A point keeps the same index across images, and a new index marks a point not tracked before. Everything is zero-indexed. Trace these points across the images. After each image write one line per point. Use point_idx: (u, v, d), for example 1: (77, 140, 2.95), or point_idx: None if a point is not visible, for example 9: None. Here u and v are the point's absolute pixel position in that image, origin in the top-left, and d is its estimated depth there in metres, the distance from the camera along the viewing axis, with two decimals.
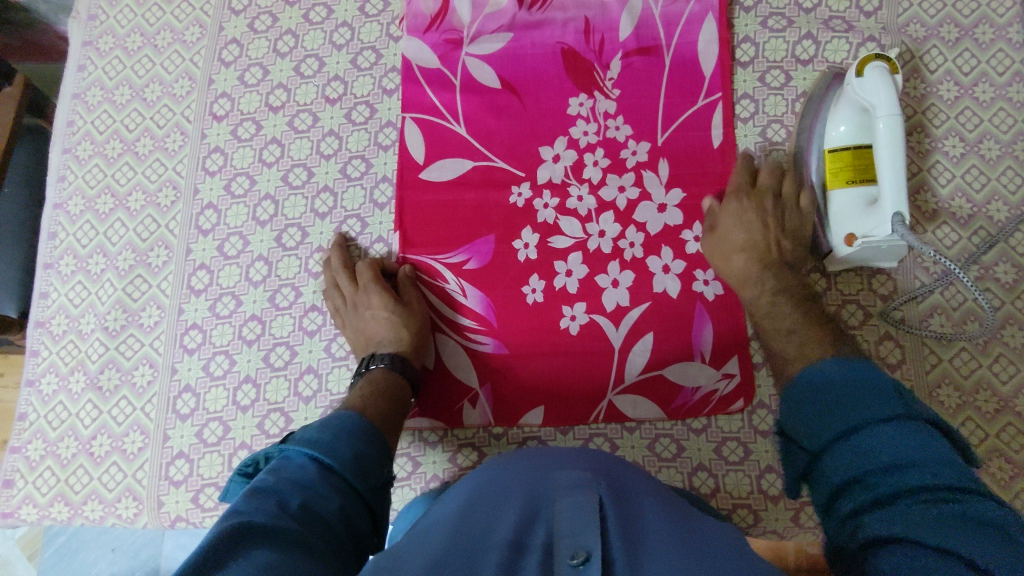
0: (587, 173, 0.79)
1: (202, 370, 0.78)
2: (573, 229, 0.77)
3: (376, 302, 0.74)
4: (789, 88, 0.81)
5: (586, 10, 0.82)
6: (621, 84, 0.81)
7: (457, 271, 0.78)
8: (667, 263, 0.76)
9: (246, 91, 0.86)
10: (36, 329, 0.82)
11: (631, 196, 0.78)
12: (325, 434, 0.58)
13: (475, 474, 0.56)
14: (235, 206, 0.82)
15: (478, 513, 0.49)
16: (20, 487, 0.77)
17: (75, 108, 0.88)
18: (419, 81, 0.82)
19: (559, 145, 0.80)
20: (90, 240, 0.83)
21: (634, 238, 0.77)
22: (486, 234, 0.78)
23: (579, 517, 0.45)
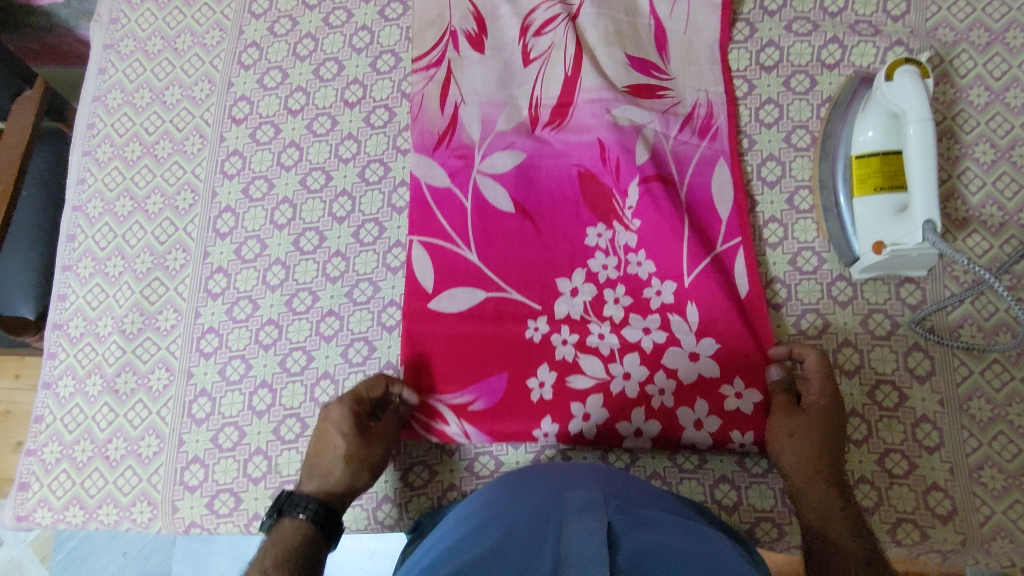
0: (607, 310, 0.73)
1: (218, 374, 0.78)
2: (594, 368, 0.71)
3: (330, 431, 0.68)
4: (814, 92, 0.80)
5: (600, 131, 0.78)
6: (641, 215, 0.76)
7: (462, 414, 0.71)
8: (701, 417, 0.69)
9: (265, 94, 0.85)
10: (54, 331, 0.82)
11: (658, 339, 0.72)
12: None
13: (482, 511, 0.53)
14: (253, 209, 0.82)
15: (486, 540, 0.46)
16: (35, 490, 0.77)
17: (96, 111, 0.88)
18: (426, 203, 0.77)
19: (577, 278, 0.74)
20: (108, 243, 0.83)
21: (663, 385, 0.71)
22: (497, 372, 0.72)
23: (590, 541, 0.42)
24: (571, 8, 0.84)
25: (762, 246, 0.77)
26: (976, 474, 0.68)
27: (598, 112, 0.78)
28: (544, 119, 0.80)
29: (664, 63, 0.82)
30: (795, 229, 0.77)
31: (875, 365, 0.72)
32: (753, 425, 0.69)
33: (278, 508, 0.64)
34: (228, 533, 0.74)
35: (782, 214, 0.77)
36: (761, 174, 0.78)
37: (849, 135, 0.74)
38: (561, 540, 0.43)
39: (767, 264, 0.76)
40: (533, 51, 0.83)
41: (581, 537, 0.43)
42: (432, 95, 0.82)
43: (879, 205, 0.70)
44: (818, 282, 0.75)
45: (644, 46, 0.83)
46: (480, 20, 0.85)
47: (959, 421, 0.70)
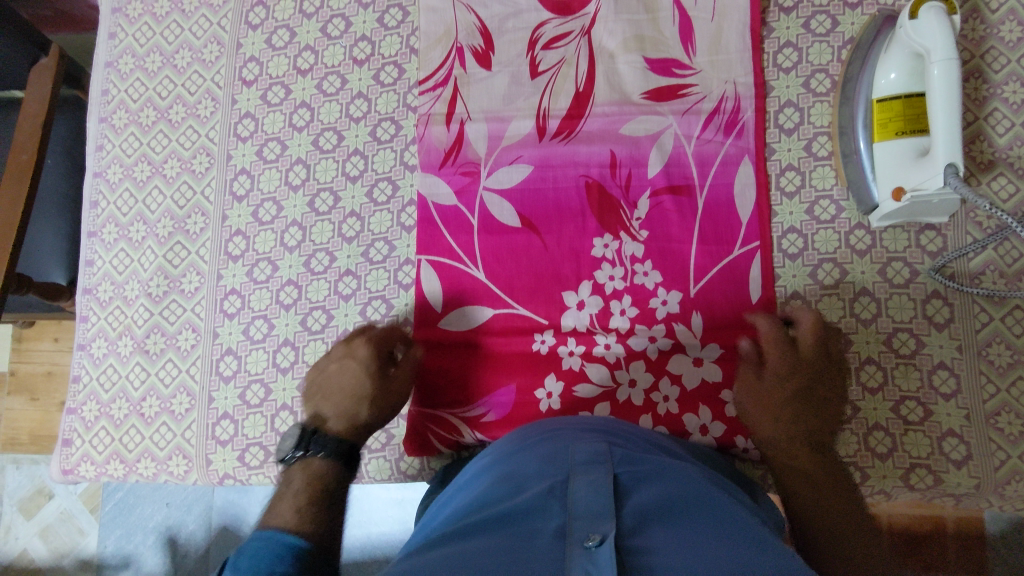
0: (614, 321, 0.74)
1: (242, 334, 0.80)
2: (600, 377, 0.73)
3: (354, 375, 0.69)
4: (835, 34, 0.77)
5: (612, 143, 0.77)
6: (648, 226, 0.75)
7: (474, 425, 0.74)
8: (706, 422, 0.71)
9: (274, 55, 0.85)
10: (84, 296, 0.85)
11: (663, 347, 0.73)
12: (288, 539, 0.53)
13: (493, 469, 0.54)
14: (267, 171, 0.83)
15: (496, 497, 0.47)
16: (77, 446, 0.81)
17: (109, 77, 0.89)
18: (433, 222, 0.78)
19: (584, 289, 0.75)
20: (130, 208, 0.85)
21: (668, 392, 0.72)
22: (507, 384, 0.74)
23: (597, 497, 0.42)
24: (587, 17, 0.79)
25: (776, 195, 0.75)
26: (993, 420, 0.68)
27: (610, 128, 0.77)
28: (553, 129, 0.78)
29: (689, 55, 0.77)
30: (813, 177, 0.75)
31: (892, 314, 0.71)
32: None
33: (304, 443, 0.65)
34: (260, 483, 0.78)
35: (800, 162, 0.76)
36: (778, 121, 0.76)
37: (871, 78, 0.72)
38: (568, 498, 0.43)
39: (783, 215, 0.75)
40: (542, 65, 0.79)
41: (588, 493, 0.43)
42: (438, 116, 0.80)
43: (899, 150, 0.68)
44: (836, 231, 0.74)
45: (666, 43, 0.78)
46: (489, 34, 0.80)
47: (977, 367, 0.69)
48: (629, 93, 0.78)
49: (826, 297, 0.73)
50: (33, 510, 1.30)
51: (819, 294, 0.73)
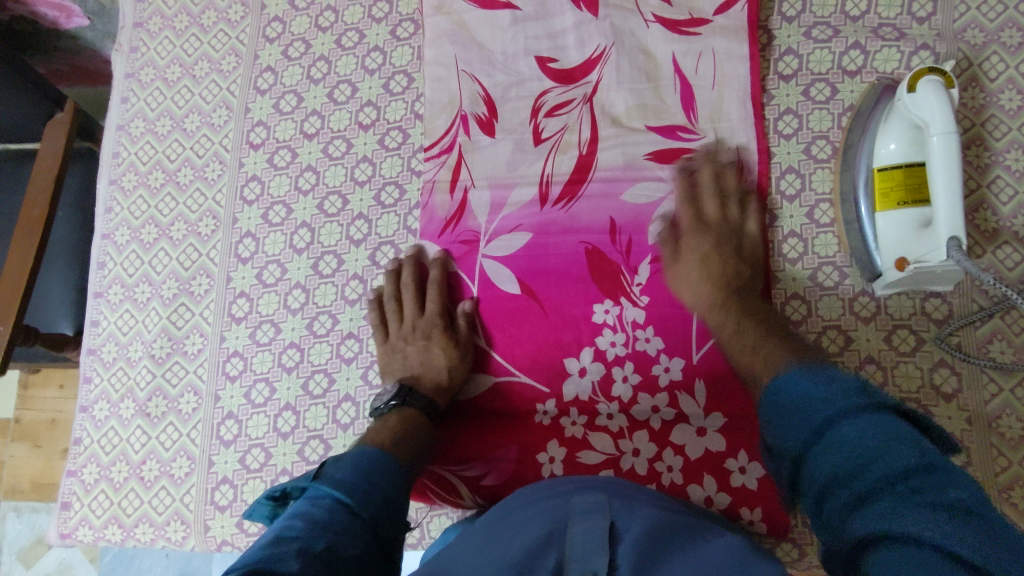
0: (616, 390, 0.73)
1: (244, 397, 0.80)
2: (604, 445, 0.72)
3: (434, 344, 0.75)
4: (835, 101, 0.77)
5: (613, 210, 0.77)
6: (650, 292, 0.74)
7: (474, 489, 0.73)
8: (711, 494, 0.69)
9: (281, 119, 0.87)
10: (89, 356, 0.85)
11: (666, 417, 0.72)
12: (347, 467, 0.59)
13: (489, 518, 0.57)
14: (272, 234, 0.84)
15: (497, 544, 0.49)
16: (76, 510, 0.81)
17: (120, 140, 0.91)
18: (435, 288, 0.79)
19: (585, 357, 0.73)
20: (136, 269, 0.86)
21: (672, 461, 0.71)
22: (509, 449, 0.74)
23: (592, 541, 0.45)
24: (590, 85, 0.80)
25: (779, 260, 0.75)
26: (1005, 494, 0.67)
27: (612, 193, 0.77)
28: (555, 196, 0.78)
29: (690, 123, 0.78)
30: (815, 244, 0.75)
31: (898, 382, 0.71)
32: (761, 502, 0.68)
33: (400, 395, 0.71)
34: None
35: (802, 228, 0.75)
36: (779, 187, 0.77)
37: (871, 147, 0.71)
38: (566, 543, 0.46)
39: (786, 281, 0.74)
40: (545, 132, 0.80)
41: (584, 538, 0.46)
42: (442, 183, 0.80)
43: (902, 221, 0.68)
44: (840, 298, 0.73)
45: (668, 111, 0.79)
46: (493, 103, 0.82)
47: (988, 439, 0.68)
48: (633, 154, 0.78)
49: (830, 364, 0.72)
50: (32, 560, 1.29)
51: None
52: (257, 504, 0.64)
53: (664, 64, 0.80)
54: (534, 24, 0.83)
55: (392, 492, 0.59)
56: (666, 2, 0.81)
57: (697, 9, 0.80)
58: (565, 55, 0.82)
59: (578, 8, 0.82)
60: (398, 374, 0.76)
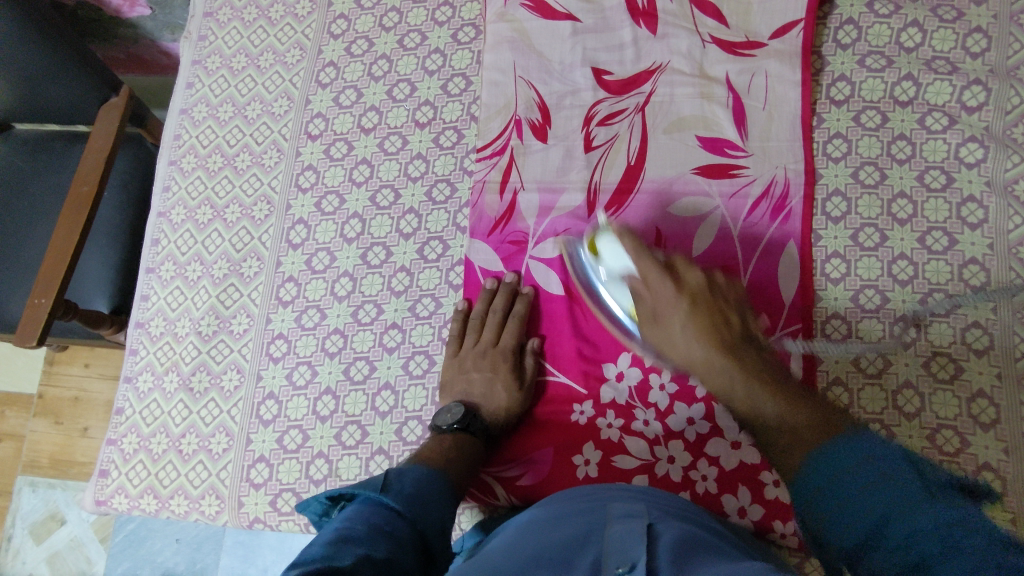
0: (654, 396, 0.74)
1: (286, 379, 0.82)
2: (638, 449, 0.73)
3: (499, 381, 0.75)
4: (884, 129, 0.78)
5: (657, 220, 0.78)
6: None
7: (510, 486, 0.74)
8: (745, 505, 0.70)
9: (340, 112, 0.89)
10: (137, 329, 0.88)
11: (702, 428, 0.73)
12: (409, 485, 0.60)
13: (533, 512, 0.58)
14: (324, 222, 0.86)
15: (537, 537, 0.51)
16: (114, 478, 0.83)
17: (182, 123, 0.94)
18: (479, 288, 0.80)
19: (623, 363, 0.76)
20: (189, 248, 0.89)
21: (707, 471, 0.71)
22: (545, 447, 0.74)
23: (629, 537, 0.47)
24: (642, 96, 0.83)
25: (821, 279, 0.76)
26: None
27: (658, 204, 0.79)
28: (602, 203, 0.80)
29: (742, 139, 0.80)
30: (859, 266, 0.75)
31: (936, 409, 0.70)
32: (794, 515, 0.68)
33: (463, 420, 0.72)
34: (289, 530, 0.78)
35: (846, 250, 0.76)
36: (825, 209, 0.77)
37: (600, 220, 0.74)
38: (603, 543, 0.48)
39: (828, 300, 0.75)
40: (596, 140, 0.82)
41: (621, 538, 0.48)
42: (492, 184, 0.82)
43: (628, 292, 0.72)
44: (881, 321, 0.73)
45: (719, 126, 0.80)
46: (546, 110, 0.84)
47: None
48: (681, 167, 0.80)
49: (869, 386, 0.72)
50: (43, 535, 1.30)
51: (863, 382, 0.72)
52: (313, 499, 0.60)
53: (718, 81, 0.82)
54: (593, 37, 0.85)
55: (443, 517, 0.60)
56: (723, 24, 0.83)
57: (753, 32, 0.82)
58: (620, 68, 0.84)
59: (637, 24, 0.85)
60: (454, 390, 0.76)
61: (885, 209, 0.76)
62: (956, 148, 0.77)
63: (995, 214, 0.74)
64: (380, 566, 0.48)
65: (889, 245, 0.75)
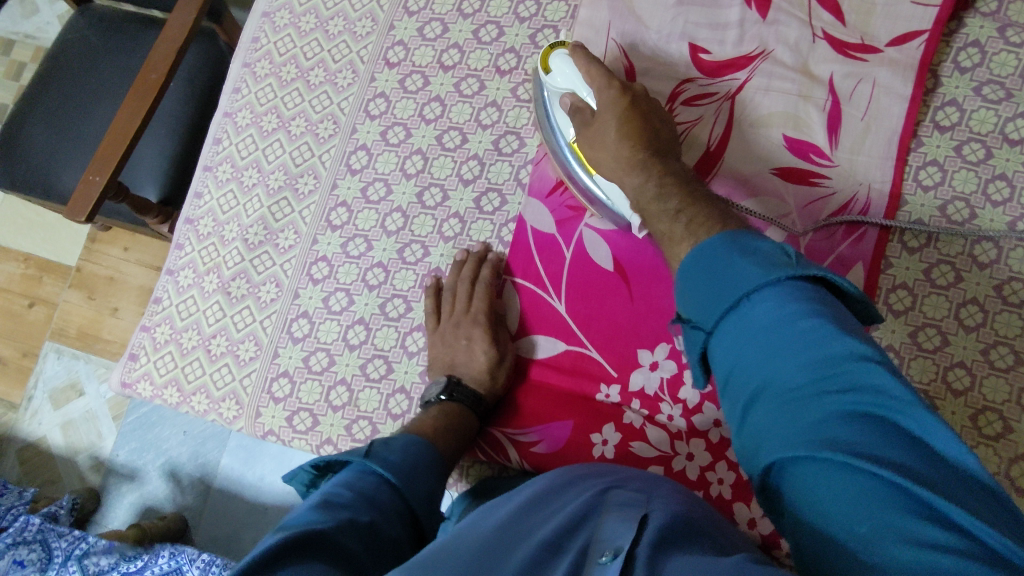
0: (684, 392, 0.73)
1: (322, 301, 0.82)
2: (659, 440, 0.72)
3: (477, 345, 0.75)
4: (986, 165, 0.74)
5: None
6: None
7: (524, 450, 0.74)
8: (756, 516, 0.68)
9: (422, 44, 0.87)
10: (186, 225, 0.88)
11: (727, 432, 0.71)
12: (396, 452, 0.61)
13: (536, 484, 0.58)
14: (386, 153, 0.85)
15: (530, 514, 0.51)
16: (142, 363, 0.84)
17: (263, 26, 0.93)
18: (527, 247, 0.79)
19: (660, 352, 0.74)
20: (248, 153, 0.88)
21: (724, 475, 0.70)
22: (565, 419, 0.74)
23: (622, 526, 0.46)
24: (735, 82, 0.79)
25: (881, 308, 0.73)
26: None
27: (729, 199, 0.76)
28: None
29: (831, 146, 0.76)
30: (925, 302, 0.72)
31: None
32: None
33: (447, 390, 0.73)
34: (299, 448, 0.79)
35: (915, 283, 0.72)
36: (902, 238, 0.74)
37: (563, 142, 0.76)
38: (599, 526, 0.47)
39: (885, 331, 0.72)
40: (679, 119, 0.79)
41: (618, 524, 0.47)
42: None
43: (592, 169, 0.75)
44: (935, 363, 0.70)
45: (811, 128, 0.76)
46: (632, 79, 0.81)
47: None
48: (761, 164, 0.76)
49: None
50: (63, 401, 1.35)
51: None
52: (298, 469, 0.60)
53: (820, 81, 0.77)
54: (698, 11, 0.81)
55: (429, 485, 0.61)
56: (839, 21, 0.78)
57: (870, 35, 0.77)
58: (720, 49, 0.80)
59: (748, 5, 0.80)
60: (441, 365, 0.77)
61: (966, 249, 0.72)
62: None
63: None
64: (364, 531, 0.50)
65: (962, 286, 0.72)
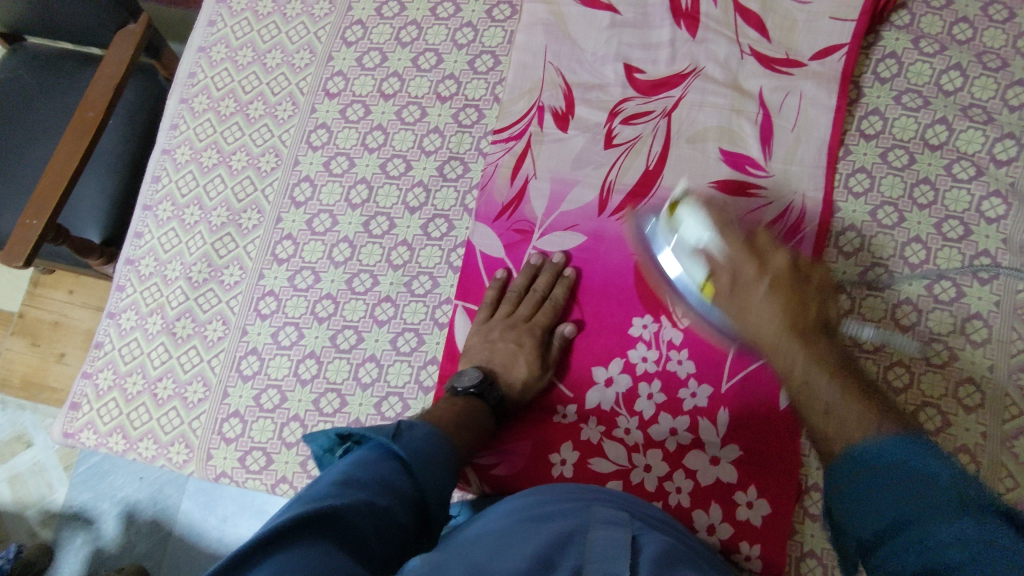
0: (639, 405, 0.73)
1: (271, 337, 0.81)
2: (617, 454, 0.72)
3: (523, 356, 0.73)
4: (910, 170, 0.77)
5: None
6: (690, 315, 0.74)
7: (482, 474, 0.73)
8: (715, 522, 0.69)
9: (362, 74, 0.87)
10: (126, 266, 0.86)
11: (683, 440, 0.72)
12: (418, 440, 0.59)
13: (523, 499, 0.58)
14: (331, 183, 0.84)
15: (515, 530, 0.51)
16: (84, 412, 0.81)
17: (199, 61, 0.92)
18: (476, 272, 0.79)
19: (614, 367, 0.75)
20: (189, 190, 0.87)
21: (682, 484, 0.71)
22: (523, 441, 0.74)
23: (614, 547, 0.47)
24: (671, 99, 0.81)
25: None
26: None
27: None
28: (614, 204, 0.78)
29: (765, 157, 0.78)
30: (863, 304, 0.74)
31: None
32: (762, 539, 0.68)
33: (479, 385, 0.71)
34: (254, 489, 0.77)
35: (853, 286, 0.75)
36: (837, 243, 0.76)
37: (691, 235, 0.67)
38: (586, 545, 0.47)
39: None
40: (619, 137, 0.80)
41: (606, 545, 0.47)
42: (505, 168, 0.81)
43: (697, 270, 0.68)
44: (876, 363, 0.72)
45: (746, 141, 0.79)
46: (571, 100, 0.82)
47: None
48: (699, 177, 0.78)
49: None
50: (6, 455, 1.28)
51: None
52: (322, 434, 0.61)
53: (751, 95, 0.80)
54: (631, 32, 0.83)
55: (447, 483, 0.59)
56: (764, 37, 0.81)
57: (794, 49, 0.81)
58: (654, 67, 0.82)
59: (678, 24, 0.83)
60: (474, 358, 0.75)
61: (898, 252, 0.75)
62: (980, 200, 0.75)
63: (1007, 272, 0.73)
64: (377, 515, 0.49)
65: (896, 287, 0.74)
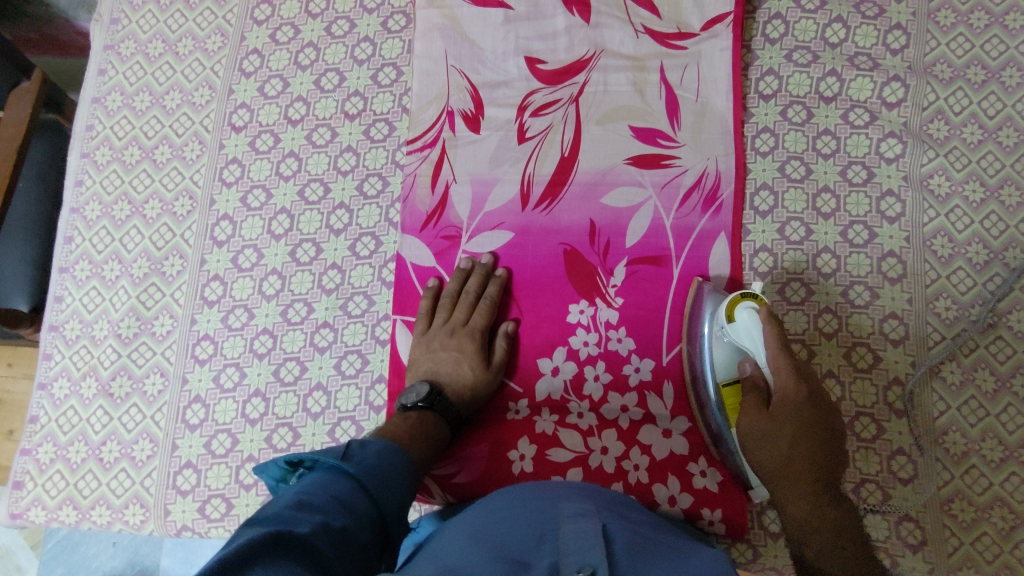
0: (587, 389, 0.74)
1: (213, 381, 0.79)
2: (573, 441, 0.73)
3: (466, 361, 0.74)
4: (810, 124, 0.80)
5: (591, 212, 0.78)
6: (624, 294, 0.76)
7: (443, 484, 0.73)
8: (675, 493, 0.71)
9: (265, 103, 0.86)
10: (50, 333, 0.83)
11: (634, 416, 0.74)
12: (372, 457, 0.59)
13: (492, 501, 0.58)
14: (250, 218, 0.83)
15: (486, 531, 0.51)
16: (29, 489, 0.79)
17: (94, 113, 0.89)
18: (410, 283, 0.79)
19: (558, 357, 0.76)
20: (105, 246, 0.84)
21: (639, 460, 0.72)
22: (479, 443, 0.74)
23: (587, 539, 0.47)
24: (576, 86, 0.82)
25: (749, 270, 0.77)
26: (946, 506, 0.69)
27: (592, 197, 0.79)
28: (535, 197, 0.79)
29: (674, 129, 0.80)
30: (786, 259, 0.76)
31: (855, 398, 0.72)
32: (721, 502, 0.70)
33: (429, 398, 0.71)
34: (219, 537, 0.76)
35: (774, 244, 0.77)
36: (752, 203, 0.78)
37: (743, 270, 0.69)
38: (559, 540, 0.48)
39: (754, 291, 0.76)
40: (530, 131, 0.81)
41: (578, 538, 0.48)
42: (423, 177, 0.81)
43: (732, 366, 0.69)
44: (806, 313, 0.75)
45: (653, 116, 0.80)
46: (479, 101, 0.83)
47: (934, 453, 0.70)
48: (612, 159, 0.79)
49: None
50: None
51: None
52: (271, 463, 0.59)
53: (651, 72, 0.82)
54: (526, 25, 0.84)
55: (405, 495, 0.59)
56: (655, 15, 0.83)
57: (684, 23, 0.83)
58: (554, 57, 0.83)
59: (570, 11, 0.83)
60: (420, 371, 0.75)
61: (810, 203, 0.78)
62: (878, 143, 0.79)
63: (911, 208, 0.76)
64: (337, 537, 0.48)
65: (813, 238, 0.77)
